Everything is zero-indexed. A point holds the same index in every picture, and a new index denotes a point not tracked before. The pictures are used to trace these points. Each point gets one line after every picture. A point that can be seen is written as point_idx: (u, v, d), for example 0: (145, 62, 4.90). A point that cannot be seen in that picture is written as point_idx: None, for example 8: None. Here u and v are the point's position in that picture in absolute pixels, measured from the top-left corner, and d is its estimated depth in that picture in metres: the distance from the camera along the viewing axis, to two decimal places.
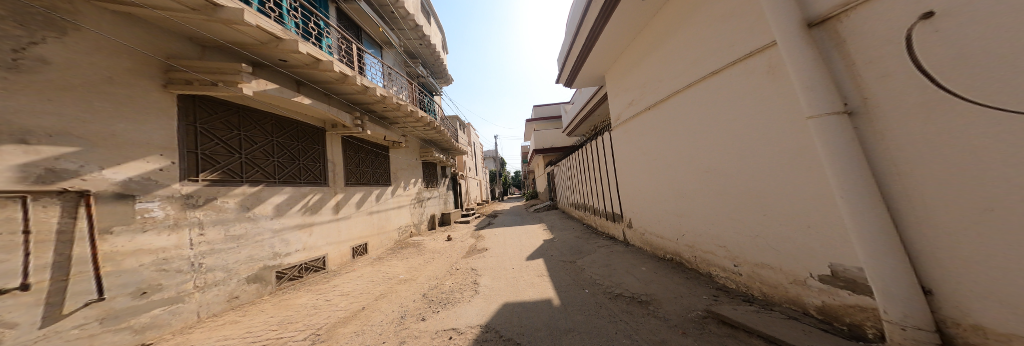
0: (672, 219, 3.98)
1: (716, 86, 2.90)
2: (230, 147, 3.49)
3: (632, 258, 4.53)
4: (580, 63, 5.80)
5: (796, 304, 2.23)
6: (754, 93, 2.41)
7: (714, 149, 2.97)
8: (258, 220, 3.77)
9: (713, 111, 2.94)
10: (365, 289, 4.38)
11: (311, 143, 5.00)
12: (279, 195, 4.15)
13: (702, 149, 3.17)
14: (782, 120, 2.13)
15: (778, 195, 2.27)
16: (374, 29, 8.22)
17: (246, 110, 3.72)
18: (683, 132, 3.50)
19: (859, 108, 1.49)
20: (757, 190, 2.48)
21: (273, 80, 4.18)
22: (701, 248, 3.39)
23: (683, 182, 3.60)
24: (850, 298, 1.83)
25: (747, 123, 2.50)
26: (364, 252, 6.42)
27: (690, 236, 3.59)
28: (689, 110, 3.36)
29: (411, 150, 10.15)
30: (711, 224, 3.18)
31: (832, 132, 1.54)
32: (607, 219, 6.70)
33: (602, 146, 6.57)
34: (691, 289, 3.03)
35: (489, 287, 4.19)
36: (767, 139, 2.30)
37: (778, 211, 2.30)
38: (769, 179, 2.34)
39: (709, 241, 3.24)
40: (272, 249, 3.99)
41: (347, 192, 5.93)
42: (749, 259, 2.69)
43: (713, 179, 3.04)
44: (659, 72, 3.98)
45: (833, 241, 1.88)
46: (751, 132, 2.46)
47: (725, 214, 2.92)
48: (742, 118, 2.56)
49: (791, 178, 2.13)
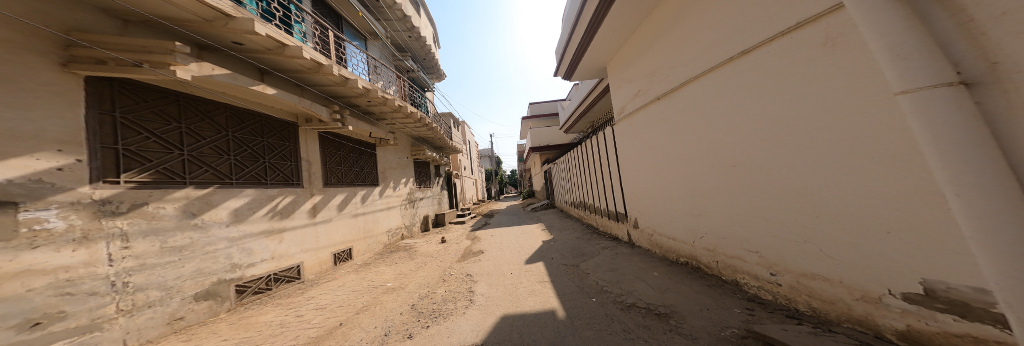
0: (687, 221, 3.52)
1: (749, 68, 2.43)
2: (166, 141, 3.00)
3: (642, 262, 4.05)
4: (579, 55, 5.37)
5: (863, 325, 1.76)
6: (803, 72, 1.97)
7: (748, 137, 2.48)
8: (209, 228, 3.25)
9: (740, 100, 2.54)
10: (345, 301, 3.87)
11: (280, 139, 4.47)
12: (238, 198, 3.63)
13: (729, 140, 2.70)
14: (856, 93, 1.63)
15: (842, 190, 1.80)
16: (356, 19, 7.64)
17: (189, 100, 3.23)
18: (702, 121, 3.04)
19: (984, 76, 1.06)
20: (811, 185, 1.99)
21: (225, 66, 3.67)
22: (725, 253, 2.92)
23: (701, 180, 3.17)
24: (954, 324, 1.37)
25: (797, 106, 2.02)
26: (348, 258, 5.91)
27: (711, 239, 3.12)
28: (711, 97, 2.88)
29: (402, 148, 9.63)
30: (739, 226, 2.73)
31: (933, 110, 0.99)
32: (609, 218, 6.25)
33: (602, 141, 6.10)
34: (717, 301, 2.55)
35: (485, 296, 3.70)
36: (829, 121, 1.81)
37: (839, 211, 1.83)
38: (829, 171, 1.85)
39: (737, 245, 2.77)
40: (230, 260, 3.46)
41: (326, 193, 5.41)
42: (792, 267, 2.22)
43: (742, 176, 2.61)
44: (671, 59, 3.53)
45: (932, 253, 1.41)
46: (804, 114, 1.97)
47: (761, 216, 2.46)
48: (790, 99, 2.07)
49: (861, 169, 1.66)
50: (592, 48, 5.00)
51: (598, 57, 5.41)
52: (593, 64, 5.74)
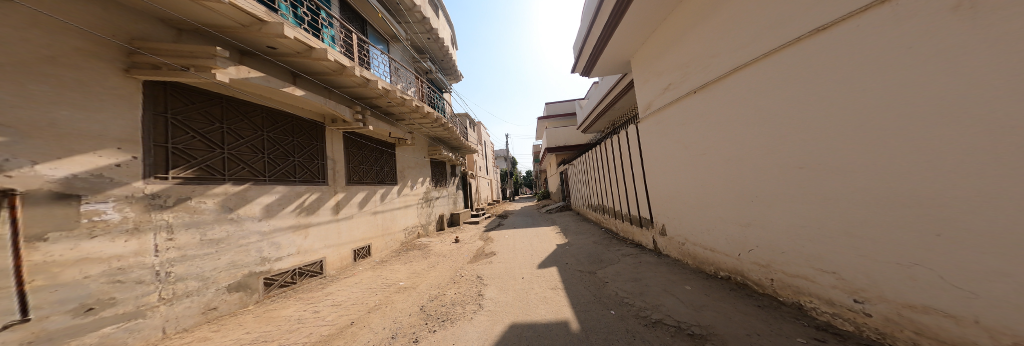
0: (733, 231, 3.28)
1: (813, 60, 2.21)
2: (209, 140, 3.19)
3: (670, 274, 3.84)
4: (600, 49, 5.23)
5: None
6: (880, 63, 1.76)
7: (817, 140, 2.21)
8: (243, 222, 3.44)
9: (805, 93, 2.29)
10: (358, 299, 3.97)
11: (308, 139, 4.68)
12: (270, 195, 3.81)
13: (795, 144, 2.41)
14: (959, 91, 1.42)
15: (935, 201, 1.58)
16: (379, 22, 7.88)
17: (231, 102, 3.43)
18: (760, 119, 2.75)
19: None
20: (895, 194, 1.76)
21: (264, 70, 3.87)
22: (785, 271, 2.67)
23: (751, 183, 2.94)
24: None
25: (871, 105, 1.81)
26: (367, 255, 6.11)
27: (763, 252, 2.90)
28: (769, 94, 2.64)
29: (420, 148, 9.83)
30: (804, 240, 2.45)
31: None
32: (631, 223, 6.01)
33: (624, 142, 5.89)
34: (770, 325, 2.35)
35: (495, 300, 3.66)
36: (917, 122, 1.59)
37: (935, 226, 1.60)
38: (921, 181, 1.62)
39: (804, 263, 2.49)
40: (260, 254, 3.68)
41: (348, 191, 5.61)
42: (883, 293, 1.92)
43: (807, 179, 2.34)
44: (714, 47, 3.34)
45: None
46: (880, 115, 1.77)
47: (839, 229, 2.13)
48: (861, 98, 1.87)
49: (973, 182, 1.43)
50: (614, 42, 4.88)
51: (621, 52, 5.25)
52: (617, 59, 5.59)
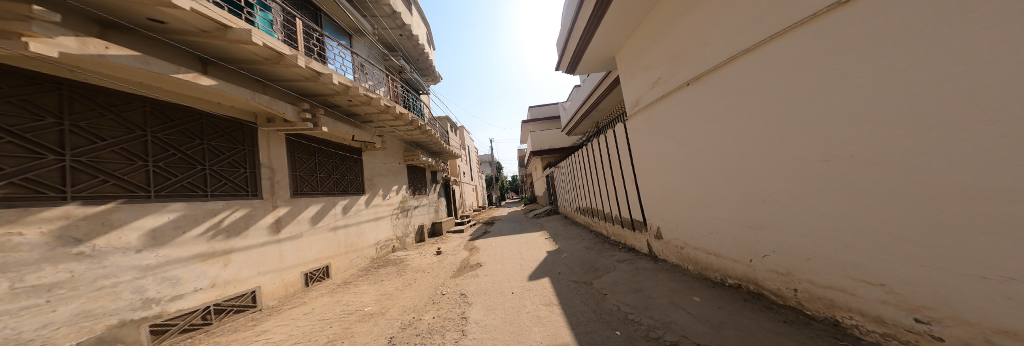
0: (739, 233, 2.62)
1: (839, 30, 1.60)
2: (35, 143, 2.32)
3: (674, 283, 3.09)
4: (584, 40, 4.58)
5: None
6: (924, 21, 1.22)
7: (841, 124, 1.61)
8: (104, 257, 2.52)
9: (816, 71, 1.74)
10: (303, 336, 3.05)
11: (229, 142, 3.79)
12: (157, 216, 2.93)
13: (813, 131, 1.80)
14: None
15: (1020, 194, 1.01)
16: (337, 14, 6.96)
17: (83, 90, 2.61)
18: (763, 103, 2.15)
19: None
20: (968, 185, 1.15)
21: (150, 50, 3.01)
22: (807, 277, 2.02)
23: (756, 180, 2.32)
24: None
25: (928, 68, 1.21)
26: (324, 277, 5.13)
27: (781, 258, 2.21)
28: (777, 74, 2.03)
29: (393, 153, 8.86)
30: (830, 246, 1.82)
31: None
32: (624, 226, 5.34)
33: (613, 141, 5.27)
34: None
35: (481, 324, 2.84)
36: (1004, 88, 1.00)
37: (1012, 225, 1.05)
38: (1001, 156, 1.04)
39: (834, 271, 1.82)
40: (141, 295, 2.73)
41: (295, 204, 4.67)
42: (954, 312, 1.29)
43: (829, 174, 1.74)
44: (707, 34, 2.73)
45: None
46: (946, 82, 1.16)
47: (880, 235, 1.51)
48: (916, 62, 1.25)
49: None
50: (599, 32, 4.24)
51: (605, 46, 4.61)
52: (600, 55, 4.99)
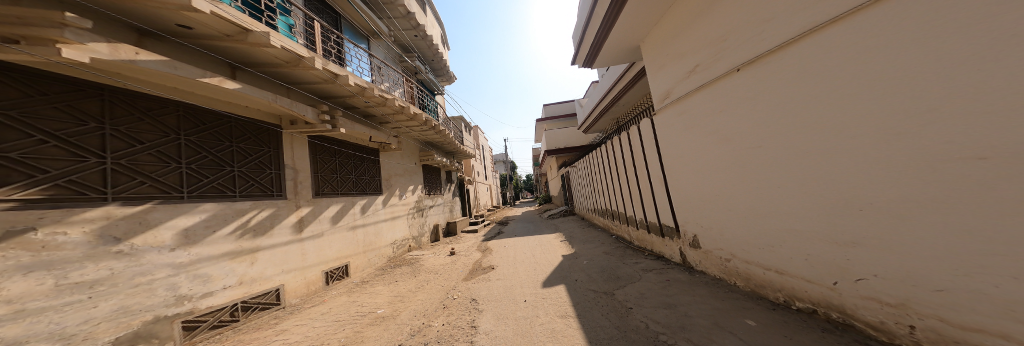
0: (792, 242, 2.29)
1: (919, 5, 1.33)
2: (79, 147, 2.44)
3: (716, 300, 2.78)
4: (604, 31, 4.34)
5: None
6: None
7: (927, 111, 1.32)
8: (140, 256, 2.63)
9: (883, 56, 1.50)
10: (318, 338, 3.05)
11: (255, 144, 3.90)
12: (190, 215, 3.04)
13: (882, 119, 1.50)
14: None
15: None
16: (355, 16, 7.09)
17: (123, 96, 2.73)
18: (820, 91, 1.87)
19: None
20: None
21: (183, 57, 3.12)
22: (928, 312, 1.48)
23: (808, 181, 2.05)
24: None
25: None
26: (344, 276, 5.21)
27: (890, 285, 1.64)
28: (840, 57, 1.74)
29: (409, 153, 8.96)
30: (909, 258, 1.51)
31: None
32: (650, 231, 5.04)
33: (637, 138, 4.98)
34: None
35: (491, 336, 2.71)
36: None
37: None
38: None
39: (981, 305, 1.27)
40: (173, 292, 2.83)
41: (316, 204, 4.76)
42: None
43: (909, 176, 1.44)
44: (754, 16, 2.45)
45: None
46: None
47: (980, 249, 1.24)
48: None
49: None
50: (622, 21, 3.98)
51: (630, 35, 4.34)
52: (623, 46, 4.70)
